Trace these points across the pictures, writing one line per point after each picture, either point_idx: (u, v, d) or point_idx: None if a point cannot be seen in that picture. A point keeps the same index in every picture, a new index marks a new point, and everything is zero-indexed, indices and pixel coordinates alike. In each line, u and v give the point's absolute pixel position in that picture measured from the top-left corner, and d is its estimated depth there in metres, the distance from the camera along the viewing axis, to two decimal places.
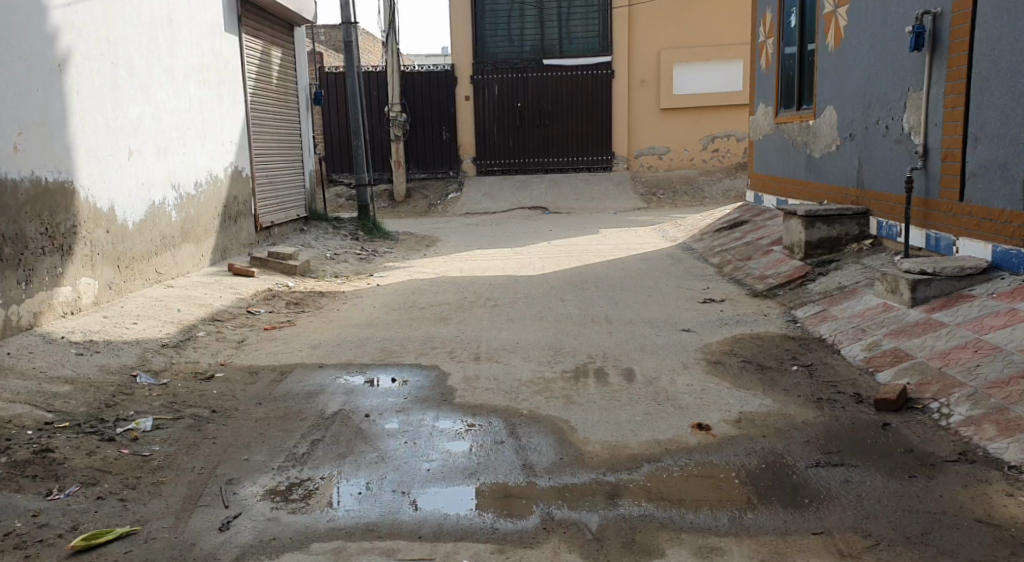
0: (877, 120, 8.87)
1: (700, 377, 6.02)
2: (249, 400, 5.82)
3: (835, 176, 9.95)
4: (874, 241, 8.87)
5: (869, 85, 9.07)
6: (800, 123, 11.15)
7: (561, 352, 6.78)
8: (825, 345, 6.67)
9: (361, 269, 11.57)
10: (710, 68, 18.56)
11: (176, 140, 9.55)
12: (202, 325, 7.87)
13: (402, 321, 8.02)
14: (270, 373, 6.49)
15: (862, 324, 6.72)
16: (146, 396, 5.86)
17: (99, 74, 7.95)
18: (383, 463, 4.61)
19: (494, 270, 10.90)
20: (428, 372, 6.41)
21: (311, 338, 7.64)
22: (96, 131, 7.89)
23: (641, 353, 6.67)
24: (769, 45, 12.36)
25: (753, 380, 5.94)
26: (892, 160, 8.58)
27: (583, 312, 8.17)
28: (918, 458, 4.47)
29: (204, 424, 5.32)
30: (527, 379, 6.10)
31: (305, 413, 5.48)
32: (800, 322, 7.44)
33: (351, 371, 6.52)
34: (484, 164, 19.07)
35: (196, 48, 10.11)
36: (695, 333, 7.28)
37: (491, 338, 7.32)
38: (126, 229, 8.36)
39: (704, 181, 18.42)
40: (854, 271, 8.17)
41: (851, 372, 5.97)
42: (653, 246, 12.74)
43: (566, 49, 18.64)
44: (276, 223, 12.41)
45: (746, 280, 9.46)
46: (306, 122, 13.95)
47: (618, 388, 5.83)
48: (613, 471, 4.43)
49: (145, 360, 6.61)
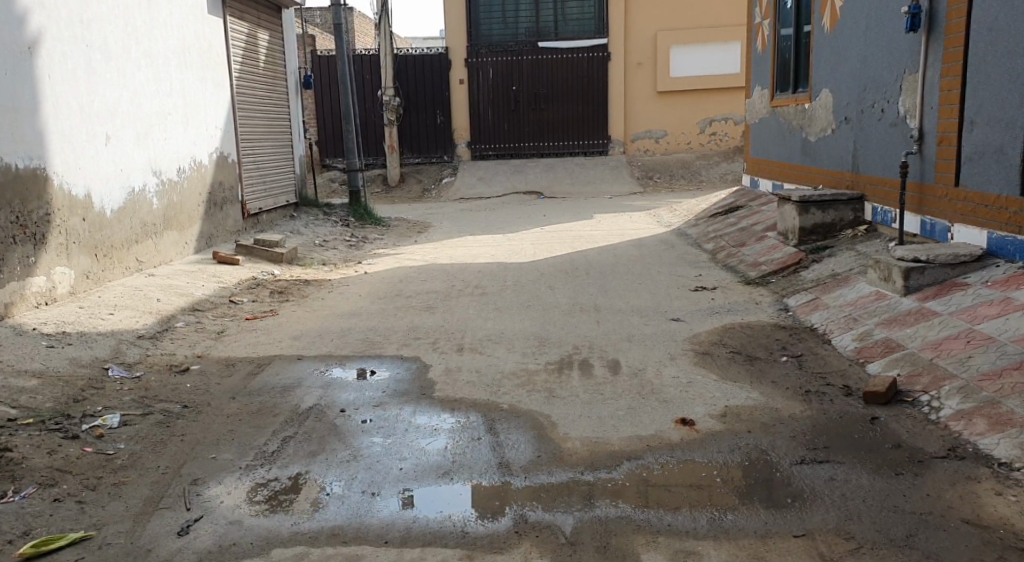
0: (873, 103, 8.68)
1: (686, 368, 5.86)
2: (223, 394, 5.65)
3: (831, 160, 9.76)
4: (869, 226, 8.69)
5: (864, 67, 8.86)
6: (796, 106, 10.95)
7: (546, 343, 6.61)
8: (816, 335, 6.50)
9: (349, 256, 11.39)
10: (707, 49, 18.33)
11: (157, 125, 9.36)
12: (182, 315, 7.71)
13: (387, 311, 7.86)
14: (247, 366, 6.32)
15: (855, 312, 6.55)
16: (117, 390, 5.70)
17: (72, 57, 7.78)
18: (354, 462, 4.45)
19: (484, 257, 10.72)
20: (409, 364, 6.24)
21: (293, 329, 7.48)
22: (70, 116, 7.72)
23: (628, 343, 6.51)
24: (764, 27, 12.14)
25: (741, 372, 5.78)
26: (887, 143, 8.39)
27: (571, 301, 8.00)
28: (906, 454, 4.31)
29: (173, 420, 5.15)
30: (510, 371, 5.94)
31: (279, 408, 5.32)
32: (793, 311, 7.26)
33: (332, 362, 6.36)
34: (478, 148, 18.86)
35: (177, 30, 9.90)
36: (684, 322, 7.12)
37: (477, 328, 7.15)
38: (104, 217, 8.19)
39: (702, 164, 18.21)
40: (848, 258, 7.99)
41: (842, 363, 5.80)
42: (647, 232, 12.56)
43: (560, 31, 18.40)
44: (264, 210, 12.22)
45: (739, 267, 9.29)
46: (295, 107, 13.74)
47: (602, 380, 5.67)
48: (592, 470, 4.27)
49: (118, 352, 6.45)
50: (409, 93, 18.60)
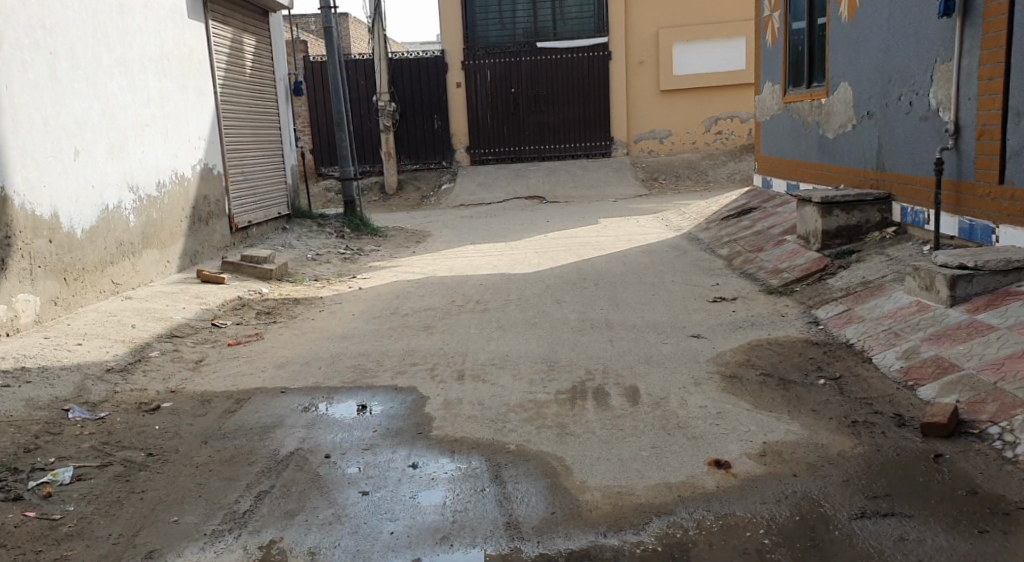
0: (899, 95, 8.04)
1: (714, 396, 5.23)
2: (195, 438, 5.03)
3: (853, 158, 9.11)
4: (898, 228, 8.07)
5: (889, 58, 8.23)
6: (812, 101, 10.31)
7: (556, 367, 5.98)
8: (852, 353, 5.87)
9: (343, 270, 10.76)
10: (710, 46, 17.74)
11: (133, 138, 8.73)
12: (158, 343, 7.08)
13: (381, 333, 7.23)
14: (225, 402, 5.69)
15: (895, 326, 5.91)
16: (75, 436, 5.08)
17: (33, 66, 7.18)
18: (339, 525, 3.90)
19: (484, 268, 10.09)
20: (405, 396, 5.61)
21: (278, 356, 6.85)
22: (33, 130, 7.14)
23: (646, 366, 5.87)
24: (774, 20, 11.49)
25: (776, 399, 5.14)
26: (917, 138, 7.76)
27: (580, 317, 7.36)
28: (986, 505, 3.75)
29: (134, 472, 4.54)
30: (516, 403, 5.30)
31: (255, 455, 4.71)
32: (823, 324, 6.63)
33: (318, 396, 5.73)
34: (477, 153, 18.25)
35: (154, 36, 9.29)
36: (706, 340, 6.48)
37: (478, 351, 6.52)
38: (74, 237, 7.57)
39: (708, 164, 17.58)
40: (879, 264, 7.37)
41: (887, 387, 5.17)
42: (656, 237, 11.92)
43: (560, 30, 17.78)
44: (254, 223, 11.61)
45: (758, 274, 8.65)
46: (285, 114, 13.12)
47: (620, 413, 5.03)
48: (616, 531, 3.73)
49: (82, 390, 5.82)
50: (405, 97, 17.96)
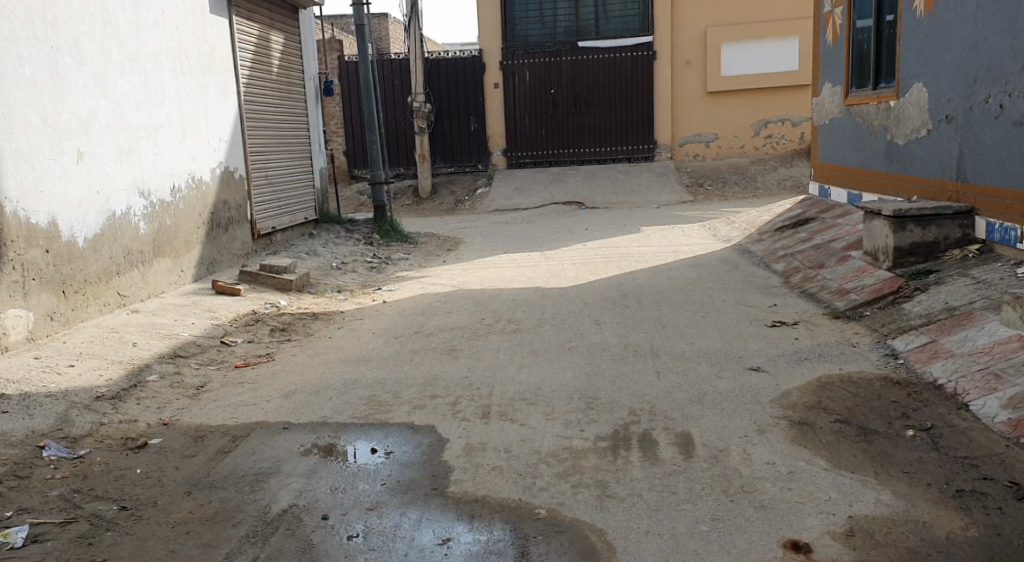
0: (986, 97, 7.17)
1: (784, 449, 4.47)
2: (178, 487, 4.41)
3: (926, 166, 8.20)
4: (982, 246, 7.19)
5: (973, 55, 7.35)
6: (879, 105, 9.38)
7: (596, 405, 5.22)
8: (944, 395, 5.03)
9: (368, 280, 10.08)
10: (762, 45, 16.79)
11: (146, 139, 8.10)
12: (158, 363, 6.39)
13: (402, 356, 6.52)
14: (221, 440, 5.01)
15: (993, 364, 5.06)
16: (48, 480, 4.52)
17: (30, 62, 6.57)
18: None
19: (518, 281, 9.34)
20: (421, 438, 4.88)
21: (288, 382, 6.15)
22: (30, 131, 6.54)
23: (700, 408, 5.07)
24: (836, 16, 10.58)
25: (858, 457, 4.37)
26: (1006, 145, 6.91)
27: (622, 342, 6.58)
28: None
29: (100, 532, 4.03)
30: (551, 452, 4.59)
31: (241, 512, 4.13)
32: (903, 358, 5.72)
33: (324, 434, 5.03)
34: (514, 156, 17.50)
35: (171, 30, 8.65)
36: (767, 374, 5.68)
37: (508, 382, 5.77)
38: (75, 247, 6.95)
39: (757, 170, 16.71)
40: (963, 286, 6.53)
41: (993, 447, 4.38)
42: (704, 248, 11.07)
43: (603, 29, 16.96)
44: (278, 228, 10.98)
45: (820, 294, 7.78)
46: (314, 115, 12.46)
47: (671, 470, 4.33)
48: None
49: (64, 422, 5.18)
50: (441, 100, 17.30)
